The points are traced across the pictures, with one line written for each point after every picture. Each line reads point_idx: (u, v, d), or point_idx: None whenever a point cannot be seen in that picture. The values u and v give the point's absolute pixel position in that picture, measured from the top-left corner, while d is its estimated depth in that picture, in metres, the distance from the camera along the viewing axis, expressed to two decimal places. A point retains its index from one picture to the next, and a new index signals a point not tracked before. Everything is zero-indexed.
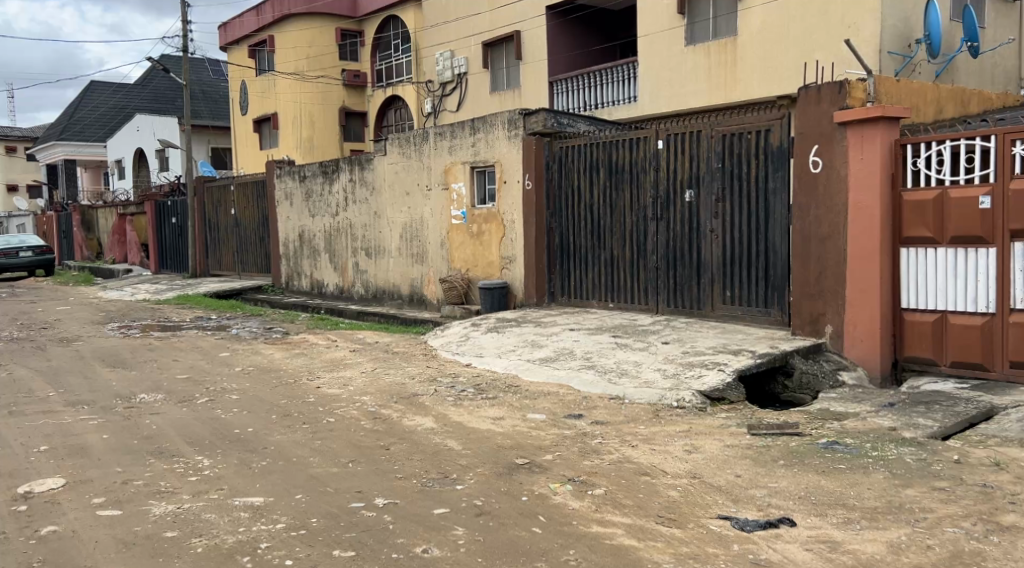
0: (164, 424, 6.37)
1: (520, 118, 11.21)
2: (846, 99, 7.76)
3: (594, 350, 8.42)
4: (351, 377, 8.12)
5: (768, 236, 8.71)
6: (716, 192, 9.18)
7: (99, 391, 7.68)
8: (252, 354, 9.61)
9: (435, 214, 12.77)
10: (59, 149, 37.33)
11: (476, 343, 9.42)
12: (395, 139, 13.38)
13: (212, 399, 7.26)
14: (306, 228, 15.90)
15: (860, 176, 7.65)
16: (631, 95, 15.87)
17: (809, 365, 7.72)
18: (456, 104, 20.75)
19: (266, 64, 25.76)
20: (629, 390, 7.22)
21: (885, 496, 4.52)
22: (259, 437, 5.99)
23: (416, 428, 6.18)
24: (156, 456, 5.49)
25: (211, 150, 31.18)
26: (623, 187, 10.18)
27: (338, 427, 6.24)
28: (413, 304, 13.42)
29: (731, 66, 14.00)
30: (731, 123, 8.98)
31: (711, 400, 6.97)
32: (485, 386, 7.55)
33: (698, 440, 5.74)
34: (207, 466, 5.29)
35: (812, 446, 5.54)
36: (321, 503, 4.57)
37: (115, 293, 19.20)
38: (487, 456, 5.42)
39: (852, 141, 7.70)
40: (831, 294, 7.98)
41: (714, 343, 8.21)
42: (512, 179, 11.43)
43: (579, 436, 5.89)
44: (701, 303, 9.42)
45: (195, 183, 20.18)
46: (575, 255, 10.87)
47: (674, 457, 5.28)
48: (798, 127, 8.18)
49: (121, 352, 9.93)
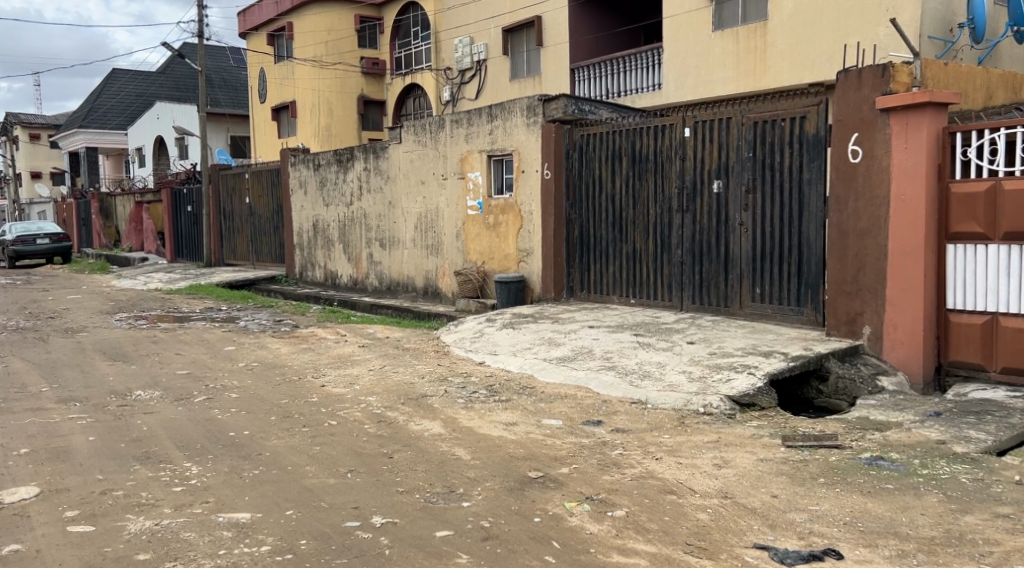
0: (155, 425, 5.99)
1: (539, 104, 10.71)
2: (889, 83, 7.23)
3: (614, 350, 7.95)
4: (358, 375, 7.71)
5: (802, 230, 8.20)
6: (745, 183, 8.68)
7: (93, 387, 7.31)
8: (257, 349, 9.22)
9: (451, 204, 12.32)
10: (80, 137, 37.26)
11: (490, 340, 8.98)
12: (410, 126, 12.94)
13: (209, 398, 6.87)
14: (320, 217, 15.52)
15: (904, 167, 7.14)
16: (656, 82, 15.32)
17: (846, 369, 7.22)
18: (475, 91, 20.29)
19: (286, 51, 25.41)
20: (652, 394, 6.75)
21: (942, 524, 4.04)
22: (254, 442, 5.58)
23: (423, 433, 5.76)
24: (141, 462, 5.09)
25: (231, 138, 30.86)
26: (647, 178, 9.70)
27: (339, 432, 5.82)
28: (427, 297, 13.00)
29: (760, 52, 13.45)
30: (764, 109, 8.46)
31: (740, 406, 6.49)
32: (498, 387, 7.09)
33: (729, 453, 5.26)
34: (194, 474, 4.89)
35: (854, 462, 5.05)
36: (313, 521, 4.15)
37: (128, 281, 18.97)
38: (499, 467, 4.97)
39: (895, 129, 7.19)
40: (869, 292, 7.48)
41: (743, 344, 7.71)
42: (531, 168, 10.95)
43: (598, 446, 5.43)
44: (728, 300, 8.92)
45: (209, 170, 19.86)
46: (596, 248, 10.39)
47: (704, 474, 4.80)
48: (835, 114, 7.66)
49: (124, 345, 9.56)
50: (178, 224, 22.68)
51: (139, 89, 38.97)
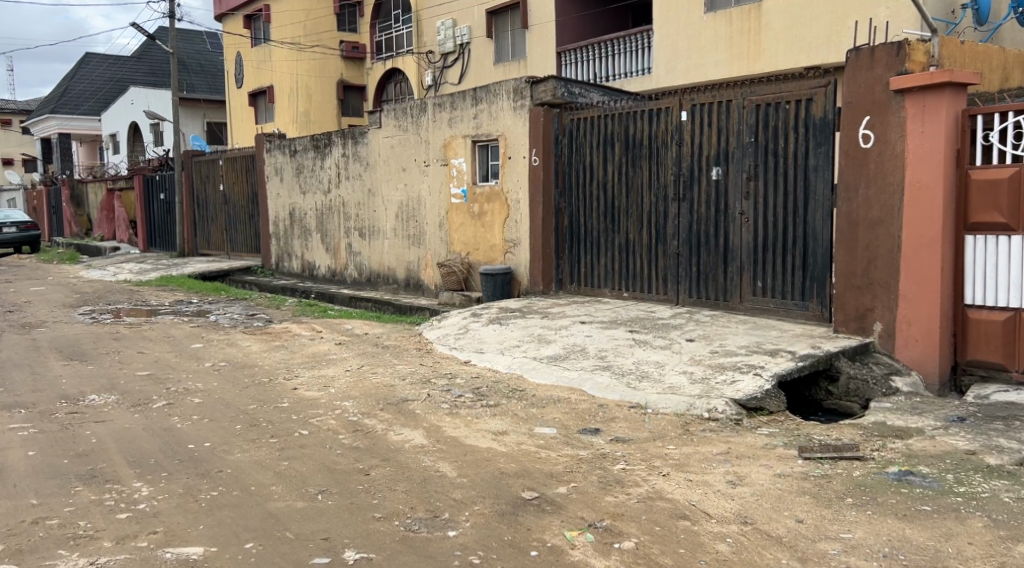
0: (106, 437, 5.40)
1: (527, 87, 10.13)
2: (904, 63, 6.72)
3: (609, 348, 7.43)
4: (334, 376, 7.15)
5: (807, 220, 7.72)
6: (747, 169, 8.18)
7: (43, 391, 6.70)
8: (226, 347, 8.62)
9: (434, 192, 11.75)
10: (51, 122, 36.22)
11: (476, 336, 8.45)
12: (391, 110, 12.33)
13: (169, 404, 6.28)
14: (297, 206, 14.87)
15: (920, 152, 6.65)
16: (646, 66, 14.77)
17: (858, 369, 6.74)
18: (457, 75, 19.66)
19: (263, 34, 24.65)
20: (652, 397, 6.24)
21: (992, 557, 3.59)
22: (214, 456, 5.01)
23: (403, 445, 5.21)
24: (83, 482, 4.52)
25: (206, 124, 30.00)
26: (641, 165, 9.18)
27: (310, 444, 5.26)
28: (409, 289, 12.43)
29: (755, 34, 12.94)
30: (766, 92, 7.94)
31: (747, 411, 6.01)
32: (485, 390, 6.56)
33: (742, 467, 4.74)
34: (144, 497, 4.33)
35: (880, 477, 4.54)
36: (274, 558, 3.67)
37: (97, 272, 18.23)
38: (489, 487, 4.44)
39: (910, 111, 6.69)
40: (881, 287, 7.01)
41: (747, 342, 7.20)
42: (518, 155, 10.40)
43: (598, 459, 4.91)
44: (728, 294, 8.43)
45: (182, 157, 19.15)
46: (586, 238, 9.88)
47: (719, 495, 4.29)
48: (845, 96, 7.16)
49: (82, 343, 8.92)
50: (151, 212, 21.91)
51: (112, 74, 37.95)
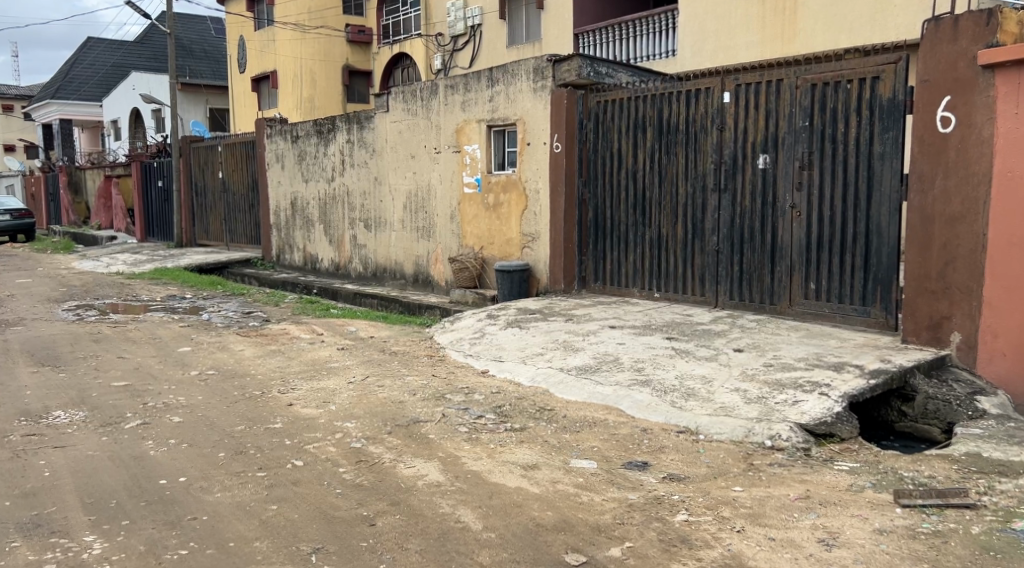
0: (61, 468, 4.56)
1: (548, 66, 9.21)
2: (995, 34, 5.82)
3: (646, 359, 6.54)
4: (335, 389, 6.28)
5: (870, 215, 6.83)
6: (800, 157, 7.27)
7: (2, 406, 5.85)
8: (218, 351, 7.76)
9: (445, 181, 10.86)
10: (53, 107, 35.20)
11: (494, 342, 7.58)
12: (400, 92, 11.42)
13: (144, 424, 5.42)
14: (299, 194, 14.00)
15: (1013, 137, 5.76)
16: (671, 48, 13.82)
17: (935, 387, 5.85)
18: (467, 59, 18.74)
19: (266, 16, 23.60)
20: (702, 420, 5.36)
21: None
22: (189, 496, 4.17)
23: (416, 483, 4.34)
24: (23, 537, 3.72)
25: (209, 111, 29.07)
26: (676, 151, 8.28)
27: (305, 479, 4.40)
28: (417, 285, 11.57)
29: (790, 14, 11.99)
30: (824, 69, 7.03)
31: (816, 438, 5.13)
32: (508, 410, 5.68)
33: (831, 519, 3.88)
34: (95, 559, 3.53)
35: (1007, 537, 3.68)
36: None
37: (89, 263, 17.43)
38: (523, 548, 3.62)
39: (1003, 90, 5.79)
40: (960, 292, 6.11)
41: (804, 354, 6.30)
42: (537, 140, 9.50)
43: (652, 505, 4.05)
44: (775, 297, 7.53)
45: (180, 143, 18.27)
46: (613, 232, 8.99)
47: (813, 564, 3.50)
48: (920, 74, 6.25)
49: (59, 345, 8.07)
50: (148, 201, 21.04)
51: (114, 59, 37.06)
